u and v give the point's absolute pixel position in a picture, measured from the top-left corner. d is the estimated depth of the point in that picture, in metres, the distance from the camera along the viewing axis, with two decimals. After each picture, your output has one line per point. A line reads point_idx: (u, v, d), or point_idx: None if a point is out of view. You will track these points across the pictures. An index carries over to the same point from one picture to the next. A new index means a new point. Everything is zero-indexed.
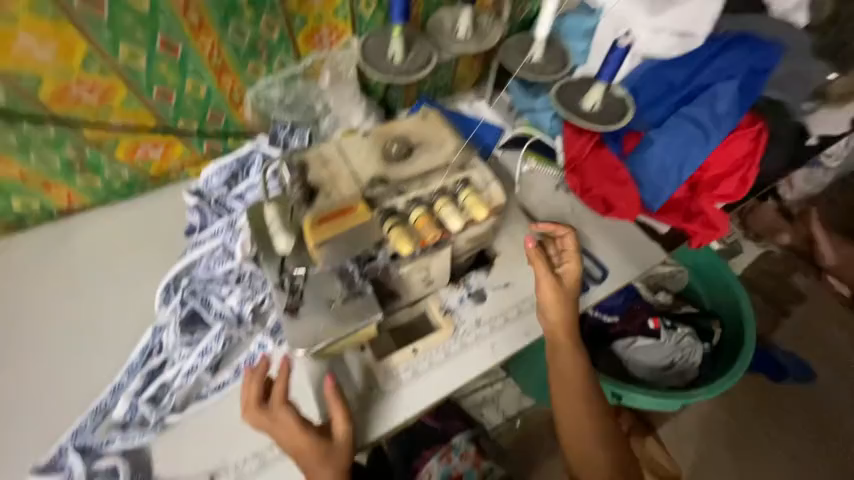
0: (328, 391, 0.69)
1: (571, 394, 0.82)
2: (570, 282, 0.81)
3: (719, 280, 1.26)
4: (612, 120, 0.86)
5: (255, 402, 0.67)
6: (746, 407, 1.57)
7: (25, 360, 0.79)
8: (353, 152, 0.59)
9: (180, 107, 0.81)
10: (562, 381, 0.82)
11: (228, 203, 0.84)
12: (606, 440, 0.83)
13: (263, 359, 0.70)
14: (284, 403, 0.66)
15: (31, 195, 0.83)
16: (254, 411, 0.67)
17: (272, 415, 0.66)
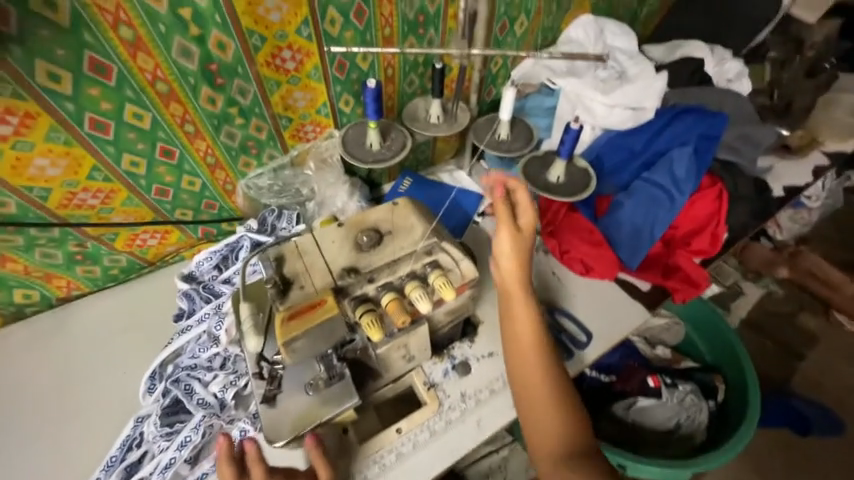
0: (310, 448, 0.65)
1: (532, 358, 0.70)
2: (531, 228, 0.75)
3: (716, 330, 1.23)
4: (576, 191, 0.92)
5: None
6: (773, 464, 1.46)
7: (11, 458, 0.79)
8: (327, 241, 0.63)
9: (176, 200, 0.89)
10: (520, 344, 0.72)
11: (216, 287, 0.87)
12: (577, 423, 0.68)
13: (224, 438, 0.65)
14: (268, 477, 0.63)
15: (33, 287, 0.88)
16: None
17: None
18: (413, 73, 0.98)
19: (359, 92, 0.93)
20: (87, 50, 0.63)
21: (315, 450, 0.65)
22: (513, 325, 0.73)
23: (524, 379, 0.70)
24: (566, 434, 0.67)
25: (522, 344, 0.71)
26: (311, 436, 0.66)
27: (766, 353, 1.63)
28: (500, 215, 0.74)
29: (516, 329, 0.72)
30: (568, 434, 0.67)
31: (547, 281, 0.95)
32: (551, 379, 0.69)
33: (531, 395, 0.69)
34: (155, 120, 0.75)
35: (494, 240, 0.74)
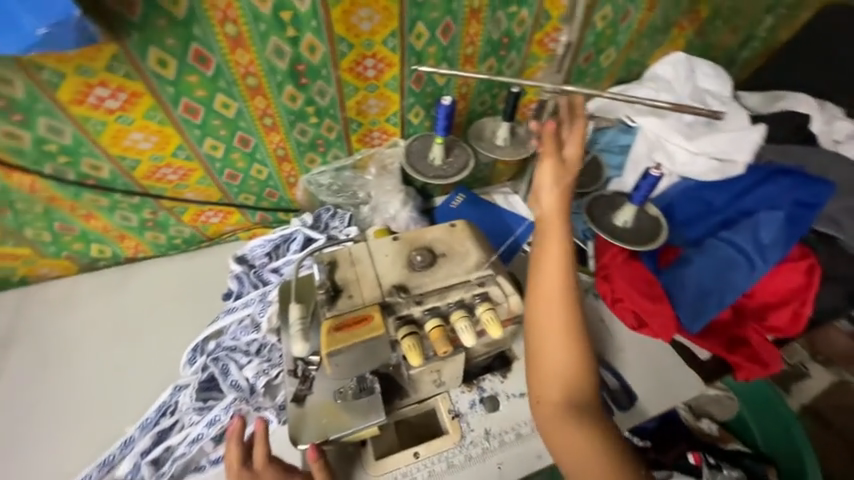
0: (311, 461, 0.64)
1: (556, 298, 0.64)
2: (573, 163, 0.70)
3: (776, 419, 1.09)
4: (644, 240, 0.87)
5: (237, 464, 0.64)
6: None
7: (66, 395, 0.86)
8: (381, 254, 0.63)
9: (243, 185, 0.93)
10: (547, 280, 0.65)
11: (265, 275, 0.90)
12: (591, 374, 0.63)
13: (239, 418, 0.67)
14: (268, 465, 0.64)
15: (108, 244, 0.96)
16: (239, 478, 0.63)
17: (254, 474, 0.63)
18: (486, 93, 0.97)
19: (430, 106, 0.93)
20: (194, 43, 0.68)
21: (316, 464, 0.64)
22: (540, 259, 0.67)
23: (542, 317, 0.64)
24: (577, 383, 0.61)
25: (547, 281, 0.65)
26: (314, 448, 0.64)
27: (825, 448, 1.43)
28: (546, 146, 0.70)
29: (546, 264, 0.66)
30: (579, 383, 0.62)
31: (595, 329, 0.89)
32: (572, 321, 0.64)
33: (547, 335, 0.63)
34: (239, 111, 0.79)
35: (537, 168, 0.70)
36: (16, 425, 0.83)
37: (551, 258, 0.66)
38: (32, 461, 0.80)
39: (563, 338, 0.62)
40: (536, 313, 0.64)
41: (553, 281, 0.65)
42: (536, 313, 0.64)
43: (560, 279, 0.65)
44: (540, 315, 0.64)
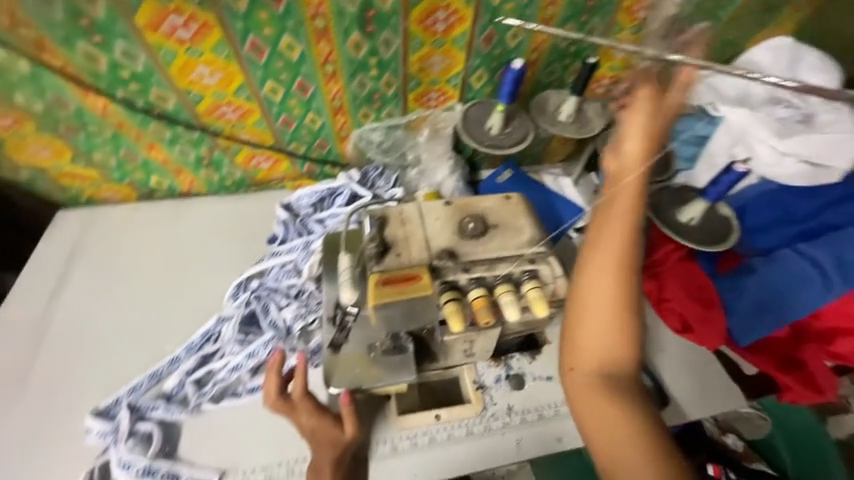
0: (343, 408, 0.68)
1: (611, 266, 0.60)
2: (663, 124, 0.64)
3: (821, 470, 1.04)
4: (710, 240, 0.83)
5: (275, 394, 0.69)
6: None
7: (115, 308, 0.90)
8: (431, 218, 0.62)
9: (296, 133, 0.93)
10: (603, 247, 0.62)
11: (309, 225, 0.91)
12: (635, 351, 0.59)
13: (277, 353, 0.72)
14: (304, 397, 0.69)
15: (165, 176, 1.00)
16: (275, 404, 0.68)
17: (292, 404, 0.68)
18: (557, 63, 0.91)
19: (496, 70, 0.88)
20: None
21: (347, 409, 0.68)
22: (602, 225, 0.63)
23: (590, 283, 0.60)
24: (616, 357, 0.58)
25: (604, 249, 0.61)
26: (347, 394, 0.69)
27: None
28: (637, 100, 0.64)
29: (606, 230, 0.62)
30: (619, 358, 0.58)
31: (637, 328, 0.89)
32: (625, 295, 0.59)
33: (594, 302, 0.59)
34: (303, 55, 0.78)
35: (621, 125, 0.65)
36: (72, 330, 0.87)
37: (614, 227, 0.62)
38: (79, 367, 0.82)
39: (612, 308, 0.58)
40: (585, 277, 0.61)
41: (611, 248, 0.61)
42: (584, 278, 0.61)
43: (619, 248, 0.61)
44: (589, 281, 0.61)
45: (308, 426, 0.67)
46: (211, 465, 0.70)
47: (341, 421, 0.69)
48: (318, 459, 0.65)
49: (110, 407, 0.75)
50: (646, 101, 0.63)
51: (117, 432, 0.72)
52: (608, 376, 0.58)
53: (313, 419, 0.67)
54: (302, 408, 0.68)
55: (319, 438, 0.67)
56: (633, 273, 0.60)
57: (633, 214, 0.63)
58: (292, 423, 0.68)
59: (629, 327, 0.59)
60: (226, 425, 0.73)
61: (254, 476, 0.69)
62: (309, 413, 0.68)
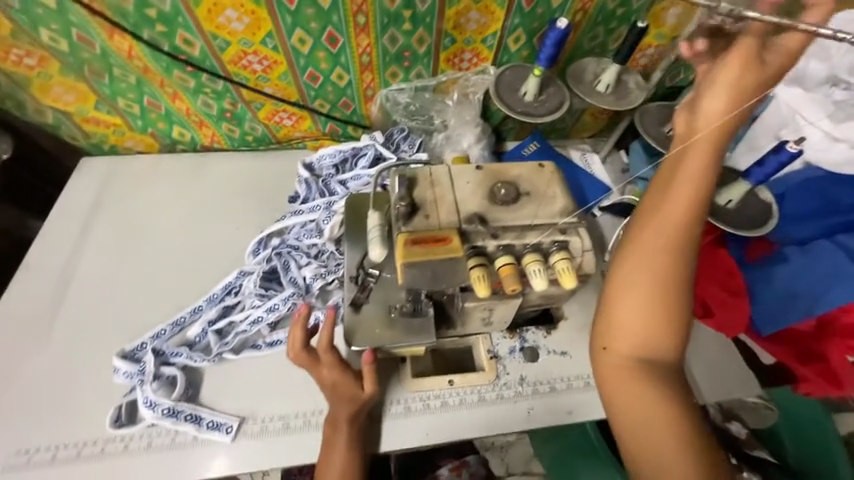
0: (365, 366, 0.70)
1: (659, 250, 0.57)
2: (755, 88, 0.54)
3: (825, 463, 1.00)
4: (748, 225, 0.76)
5: (300, 346, 0.69)
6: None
7: (133, 256, 0.89)
8: (462, 181, 0.60)
9: (321, 89, 0.90)
10: (658, 227, 0.58)
11: (332, 185, 0.90)
12: (677, 340, 0.57)
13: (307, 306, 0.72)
14: (329, 349, 0.70)
15: (187, 128, 0.99)
16: (299, 357, 0.69)
17: (316, 357, 0.69)
18: (602, 26, 0.86)
19: (535, 31, 0.84)
20: None
21: (367, 368, 0.70)
22: (660, 204, 0.58)
23: (637, 265, 0.58)
24: (656, 344, 0.57)
25: (658, 230, 0.58)
26: (370, 352, 0.69)
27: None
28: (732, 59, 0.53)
29: (662, 212, 0.58)
30: (658, 345, 0.57)
31: None
32: (674, 279, 0.57)
33: (640, 284, 0.57)
34: (335, 1, 0.73)
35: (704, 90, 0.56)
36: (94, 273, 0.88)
37: (673, 207, 0.57)
38: (96, 311, 0.82)
39: (658, 291, 0.56)
40: (632, 257, 0.59)
41: (664, 231, 0.57)
42: (629, 260, 0.59)
43: (672, 232, 0.57)
44: (635, 264, 0.58)
45: (328, 380, 0.69)
46: (230, 411, 0.72)
47: (360, 377, 0.70)
48: (336, 411, 0.68)
49: (135, 351, 0.76)
50: (743, 55, 0.52)
51: (143, 373, 0.73)
52: (647, 362, 0.57)
53: (334, 373, 0.69)
54: (324, 363, 0.69)
55: (339, 393, 0.68)
56: (684, 258, 0.57)
57: (698, 195, 0.57)
58: (313, 376, 0.70)
59: (672, 314, 0.57)
60: (245, 375, 0.75)
61: (273, 424, 0.71)
62: (332, 367, 0.69)
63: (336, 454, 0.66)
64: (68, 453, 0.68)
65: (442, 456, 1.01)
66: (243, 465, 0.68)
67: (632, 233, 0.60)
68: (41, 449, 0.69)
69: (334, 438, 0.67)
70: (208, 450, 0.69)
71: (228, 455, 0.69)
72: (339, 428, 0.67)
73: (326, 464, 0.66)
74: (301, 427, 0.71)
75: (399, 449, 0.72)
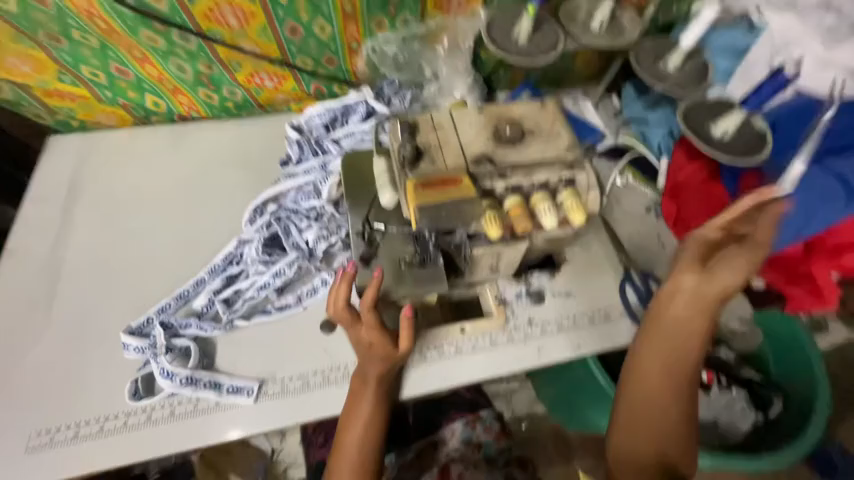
0: (404, 319, 0.70)
1: (658, 386, 0.68)
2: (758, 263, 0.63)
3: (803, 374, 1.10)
4: (741, 155, 0.75)
5: (343, 303, 0.69)
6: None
7: (124, 235, 0.86)
8: (464, 124, 0.59)
9: (303, 44, 0.86)
10: (649, 367, 0.68)
11: (325, 144, 0.87)
12: (681, 445, 0.68)
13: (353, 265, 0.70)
14: (372, 311, 0.67)
15: (162, 96, 0.93)
16: (342, 315, 0.69)
17: (360, 316, 0.68)
18: None
19: None
20: None
21: (407, 321, 0.70)
22: (650, 351, 0.68)
23: (636, 399, 0.69)
24: (664, 452, 0.68)
25: (653, 371, 0.68)
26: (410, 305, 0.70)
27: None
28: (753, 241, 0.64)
29: (656, 355, 0.67)
30: (667, 451, 0.68)
31: (651, 250, 0.92)
32: (674, 406, 0.68)
33: (644, 412, 0.68)
34: None
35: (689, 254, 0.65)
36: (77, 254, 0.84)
37: (663, 352, 0.67)
38: (91, 294, 0.80)
39: (664, 405, 0.67)
40: (633, 388, 0.69)
41: (663, 369, 0.67)
42: (630, 395, 0.69)
43: (663, 376, 0.67)
44: (636, 398, 0.69)
45: (366, 339, 0.69)
46: (248, 374, 0.72)
47: (393, 335, 0.70)
48: (366, 368, 0.69)
49: (143, 327, 0.76)
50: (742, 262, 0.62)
51: (155, 347, 0.72)
52: (662, 467, 0.68)
53: (373, 334, 0.68)
54: (362, 323, 0.69)
55: (374, 352, 0.68)
56: (682, 390, 0.67)
57: (688, 342, 0.66)
58: (350, 335, 0.70)
59: (674, 434, 0.68)
60: (257, 341, 0.75)
61: (293, 383, 0.72)
62: (370, 329, 0.68)
63: (364, 404, 0.69)
64: (90, 429, 0.68)
65: (455, 409, 1.04)
66: (267, 423, 0.69)
67: (631, 359, 0.70)
68: (62, 429, 0.68)
69: (363, 390, 0.69)
70: (230, 413, 0.70)
71: (251, 416, 0.70)
72: (368, 383, 0.69)
73: (355, 413, 0.69)
74: (319, 384, 0.72)
75: (420, 395, 0.75)
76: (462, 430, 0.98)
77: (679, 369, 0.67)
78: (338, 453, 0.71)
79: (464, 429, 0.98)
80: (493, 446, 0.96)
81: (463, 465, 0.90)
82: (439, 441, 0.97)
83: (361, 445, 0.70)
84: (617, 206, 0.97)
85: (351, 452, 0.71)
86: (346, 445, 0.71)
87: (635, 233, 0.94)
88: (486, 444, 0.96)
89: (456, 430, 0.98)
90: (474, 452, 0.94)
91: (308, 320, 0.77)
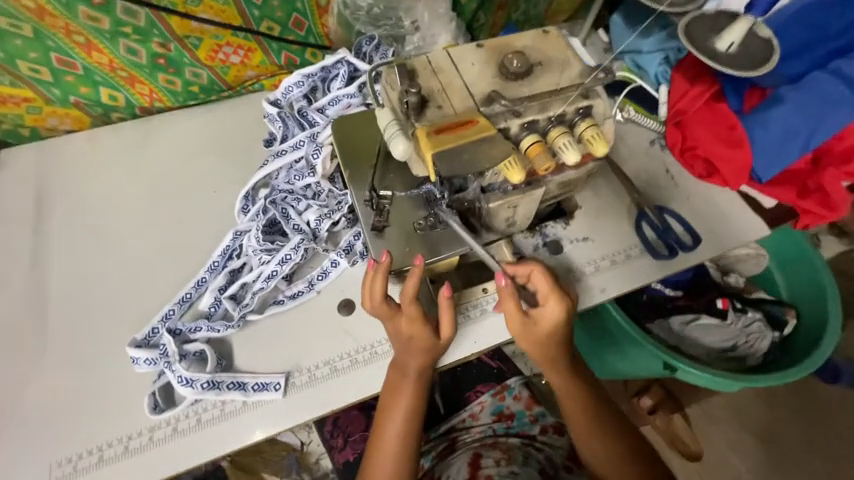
0: (442, 299, 0.62)
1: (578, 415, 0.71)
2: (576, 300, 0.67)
3: (815, 289, 1.12)
4: (741, 68, 0.69)
5: (381, 297, 0.61)
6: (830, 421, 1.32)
7: (106, 246, 0.79)
8: (466, 63, 0.53)
9: (265, 6, 0.78)
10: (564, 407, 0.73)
11: (310, 116, 0.81)
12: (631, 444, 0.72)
13: (385, 254, 0.62)
14: (414, 300, 0.61)
15: (118, 88, 0.84)
16: (379, 310, 0.62)
17: (403, 314, 0.62)
18: None
19: None
20: None
21: (446, 302, 0.63)
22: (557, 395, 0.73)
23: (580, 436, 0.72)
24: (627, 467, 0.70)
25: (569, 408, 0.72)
26: (448, 284, 0.63)
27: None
28: (549, 300, 0.65)
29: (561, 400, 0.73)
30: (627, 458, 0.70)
31: (659, 184, 0.89)
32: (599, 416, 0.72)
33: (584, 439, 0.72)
34: None
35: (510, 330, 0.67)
36: (57, 274, 0.76)
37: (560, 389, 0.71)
38: (83, 313, 0.74)
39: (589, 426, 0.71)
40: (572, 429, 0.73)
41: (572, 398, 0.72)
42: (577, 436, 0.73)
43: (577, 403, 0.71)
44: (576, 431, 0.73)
45: (407, 332, 0.62)
46: (270, 370, 0.69)
47: (433, 326, 0.64)
48: (406, 360, 0.63)
49: (150, 337, 0.71)
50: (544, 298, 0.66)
51: (167, 356, 0.68)
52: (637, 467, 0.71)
53: (414, 328, 0.62)
54: (402, 314, 0.62)
55: (415, 345, 0.62)
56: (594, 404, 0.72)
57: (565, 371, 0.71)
58: (389, 330, 0.64)
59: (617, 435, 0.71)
60: (274, 333, 0.71)
61: (320, 370, 0.69)
62: (411, 321, 0.62)
63: (405, 396, 0.64)
64: (114, 450, 0.64)
65: (480, 381, 1.00)
66: (301, 415, 0.66)
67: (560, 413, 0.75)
68: (84, 455, 0.64)
69: (401, 380, 0.64)
70: (260, 411, 0.66)
71: (281, 411, 0.66)
72: (407, 374, 0.64)
73: (393, 404, 0.64)
74: (348, 367, 0.69)
75: (454, 361, 0.72)
76: (492, 403, 0.96)
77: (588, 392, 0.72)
78: (375, 453, 0.65)
79: (494, 402, 0.96)
80: (526, 416, 0.93)
81: (495, 452, 0.85)
82: (469, 417, 0.95)
83: (402, 440, 0.65)
84: (621, 143, 0.93)
85: (390, 452, 0.64)
86: (385, 443, 0.64)
87: (642, 168, 0.91)
88: (517, 414, 0.94)
89: (486, 404, 0.96)
90: (506, 423, 0.92)
91: (324, 304, 0.73)
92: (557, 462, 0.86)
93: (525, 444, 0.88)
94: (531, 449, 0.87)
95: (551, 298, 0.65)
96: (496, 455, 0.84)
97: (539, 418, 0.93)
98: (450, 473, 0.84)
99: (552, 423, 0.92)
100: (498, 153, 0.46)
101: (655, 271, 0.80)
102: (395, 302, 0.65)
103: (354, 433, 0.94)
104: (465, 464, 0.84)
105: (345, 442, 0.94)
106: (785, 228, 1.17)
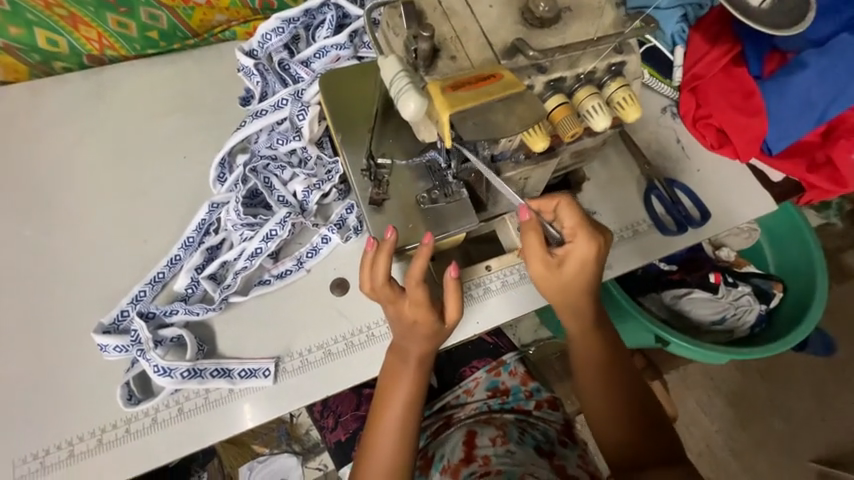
0: (449, 281, 0.57)
1: (589, 361, 0.66)
2: (609, 237, 0.60)
3: (805, 265, 1.13)
4: (774, 26, 0.58)
5: (383, 281, 0.55)
6: (803, 388, 1.39)
7: (60, 219, 0.69)
8: (482, 5, 0.45)
9: None
10: (579, 353, 0.67)
11: (292, 70, 0.71)
12: (637, 401, 0.65)
13: (391, 230, 0.55)
14: (421, 284, 0.55)
15: (57, 30, 0.70)
16: (381, 293, 0.56)
17: (408, 298, 0.56)
18: None
19: None
20: None
21: (453, 283, 0.57)
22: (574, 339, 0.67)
23: (587, 385, 0.67)
24: (627, 424, 0.64)
25: (582, 354, 0.66)
26: (456, 265, 0.57)
27: (839, 279, 1.46)
28: (577, 235, 0.58)
29: (576, 346, 0.67)
30: (626, 414, 0.64)
31: (669, 155, 0.85)
32: (611, 369, 0.66)
33: (590, 386, 0.66)
34: None
35: (531, 265, 0.59)
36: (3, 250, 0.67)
37: (576, 334, 0.66)
38: (38, 294, 0.65)
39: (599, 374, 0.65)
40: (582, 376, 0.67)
41: (586, 343, 0.66)
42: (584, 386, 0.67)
43: (591, 348, 0.66)
44: (585, 379, 0.67)
45: (410, 317, 0.57)
46: (258, 355, 0.63)
47: (438, 309, 0.58)
48: (406, 345, 0.59)
49: (119, 321, 0.63)
50: (574, 232, 0.59)
51: (139, 342, 0.61)
52: (640, 429, 0.63)
53: (418, 311, 0.56)
54: (406, 297, 0.57)
55: (417, 330, 0.58)
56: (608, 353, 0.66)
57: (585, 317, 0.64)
58: (391, 314, 0.58)
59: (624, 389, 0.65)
60: (260, 316, 0.65)
61: (313, 354, 0.64)
62: (416, 305, 0.56)
63: (404, 382, 0.60)
64: (86, 445, 0.59)
65: (476, 357, 0.97)
66: (292, 402, 0.62)
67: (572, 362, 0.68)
68: (52, 451, 0.58)
69: (401, 367, 0.61)
70: (249, 399, 0.61)
71: (271, 399, 0.62)
72: (407, 361, 0.60)
73: (391, 392, 0.61)
74: (343, 351, 0.64)
75: (457, 341, 0.69)
76: (487, 379, 0.94)
77: (604, 341, 0.66)
78: (376, 434, 0.61)
79: (489, 378, 0.94)
80: (522, 391, 0.92)
81: (490, 430, 0.83)
82: (463, 393, 0.93)
83: (405, 421, 0.61)
84: None
85: (387, 440, 0.60)
86: (387, 423, 0.61)
87: (652, 138, 0.86)
88: (513, 389, 0.92)
89: (481, 380, 0.94)
90: (502, 399, 0.91)
91: (314, 283, 0.67)
92: (551, 436, 0.84)
93: (520, 421, 0.86)
94: (526, 425, 0.86)
95: (582, 232, 0.58)
96: (492, 433, 0.82)
97: (535, 394, 0.92)
98: (445, 451, 0.82)
99: (547, 398, 0.91)
100: (525, 115, 0.39)
101: (662, 247, 0.78)
102: (399, 284, 0.58)
103: (345, 413, 0.91)
104: (460, 444, 0.82)
105: (337, 422, 0.91)
106: (787, 205, 1.14)
